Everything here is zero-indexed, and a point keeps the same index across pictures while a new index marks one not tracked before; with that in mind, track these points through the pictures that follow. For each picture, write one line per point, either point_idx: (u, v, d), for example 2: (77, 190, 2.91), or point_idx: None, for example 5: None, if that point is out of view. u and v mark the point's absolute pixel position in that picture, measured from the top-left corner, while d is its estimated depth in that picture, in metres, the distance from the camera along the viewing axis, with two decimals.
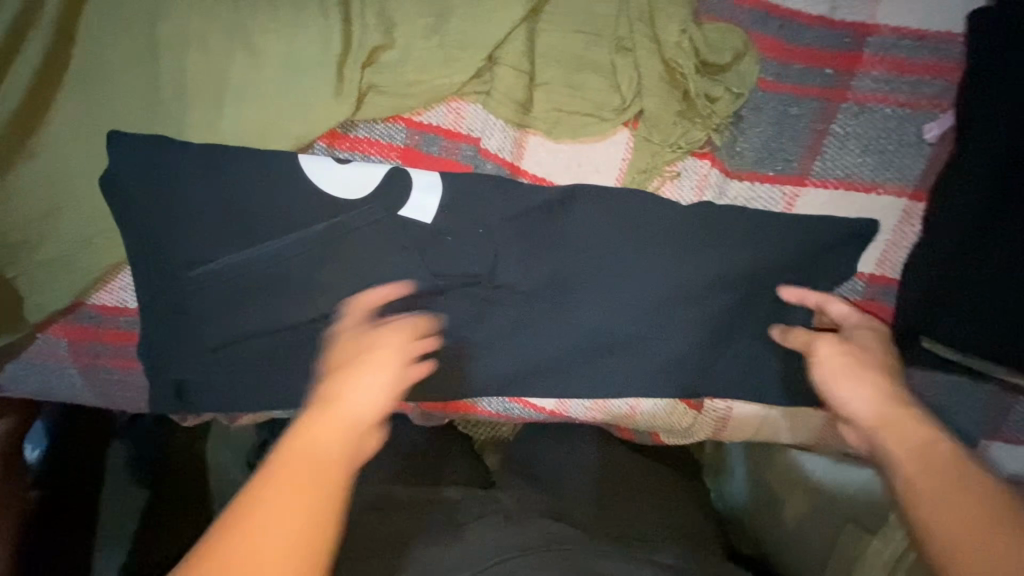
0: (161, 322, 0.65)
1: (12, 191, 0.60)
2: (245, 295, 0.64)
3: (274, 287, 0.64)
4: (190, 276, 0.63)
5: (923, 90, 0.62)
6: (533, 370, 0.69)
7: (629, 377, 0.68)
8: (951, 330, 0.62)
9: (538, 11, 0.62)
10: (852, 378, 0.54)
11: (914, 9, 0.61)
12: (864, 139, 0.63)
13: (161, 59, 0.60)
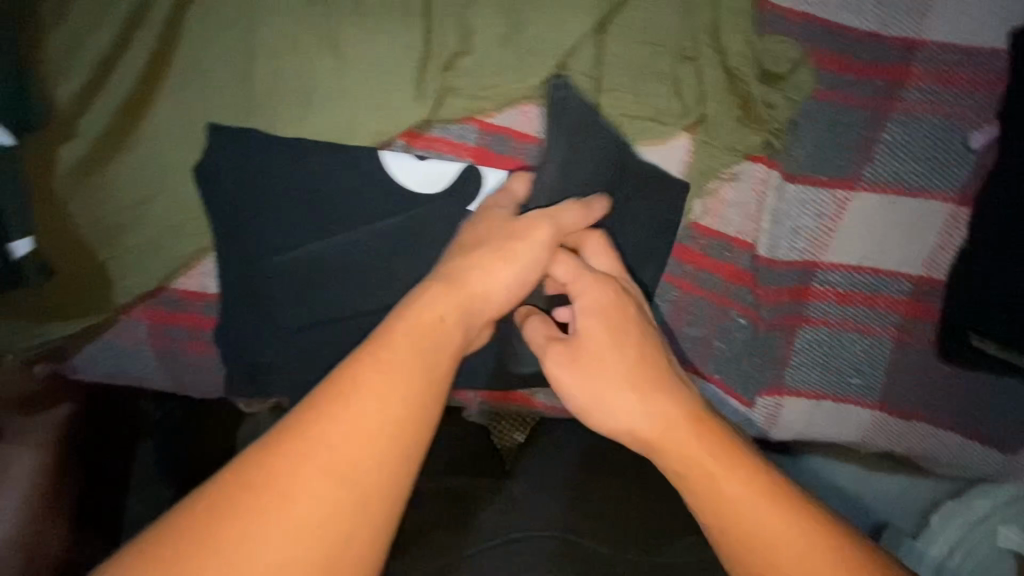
0: (240, 309, 0.68)
1: (112, 182, 0.63)
2: (324, 283, 0.68)
3: (350, 278, 0.67)
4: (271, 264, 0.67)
5: (967, 101, 0.66)
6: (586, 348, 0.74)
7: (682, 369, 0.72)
8: (998, 328, 0.65)
9: (606, 23, 0.65)
10: (594, 383, 0.52)
11: (958, 27, 0.65)
12: (913, 146, 0.67)
13: (254, 59, 0.65)
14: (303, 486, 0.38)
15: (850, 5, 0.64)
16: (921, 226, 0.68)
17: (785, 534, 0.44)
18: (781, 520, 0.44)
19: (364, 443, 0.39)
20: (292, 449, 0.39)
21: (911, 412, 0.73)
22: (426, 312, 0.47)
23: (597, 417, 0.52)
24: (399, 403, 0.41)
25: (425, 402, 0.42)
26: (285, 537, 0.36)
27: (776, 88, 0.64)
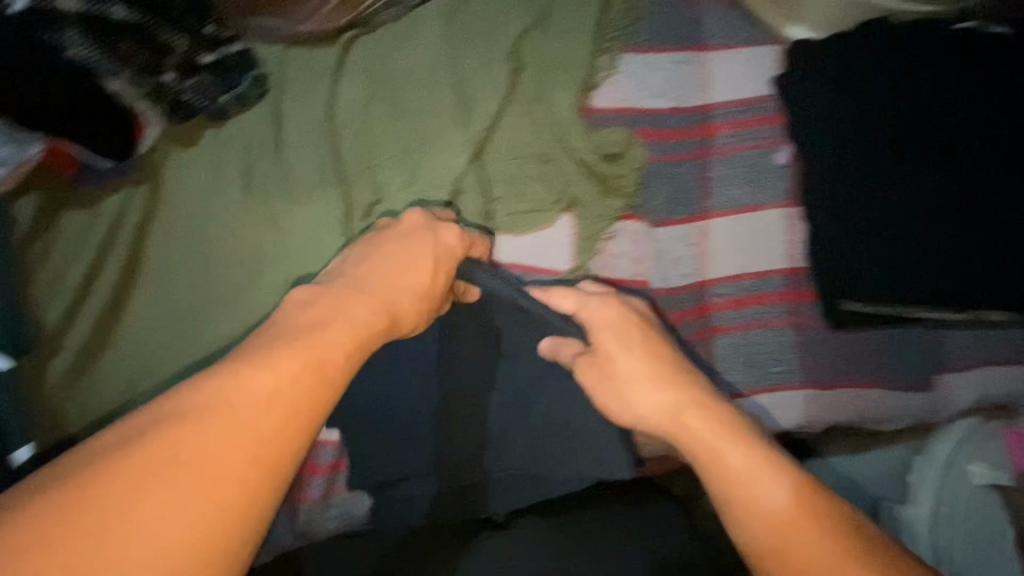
0: None
1: (104, 371, 0.76)
2: None
3: None
4: None
5: (762, 134, 0.86)
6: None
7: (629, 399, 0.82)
8: (860, 293, 0.79)
9: (480, 151, 0.85)
10: (631, 385, 0.69)
11: (734, 88, 0.87)
12: (738, 176, 0.85)
13: (210, 246, 0.79)
14: (191, 470, 0.44)
15: (651, 95, 0.86)
16: (772, 231, 0.84)
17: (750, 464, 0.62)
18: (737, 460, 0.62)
19: (264, 410, 0.49)
20: (229, 416, 0.48)
21: (833, 383, 0.84)
22: (256, 369, 0.51)
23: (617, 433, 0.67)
24: (296, 380, 0.51)
25: (279, 422, 0.49)
26: (188, 506, 0.43)
27: (619, 163, 0.84)
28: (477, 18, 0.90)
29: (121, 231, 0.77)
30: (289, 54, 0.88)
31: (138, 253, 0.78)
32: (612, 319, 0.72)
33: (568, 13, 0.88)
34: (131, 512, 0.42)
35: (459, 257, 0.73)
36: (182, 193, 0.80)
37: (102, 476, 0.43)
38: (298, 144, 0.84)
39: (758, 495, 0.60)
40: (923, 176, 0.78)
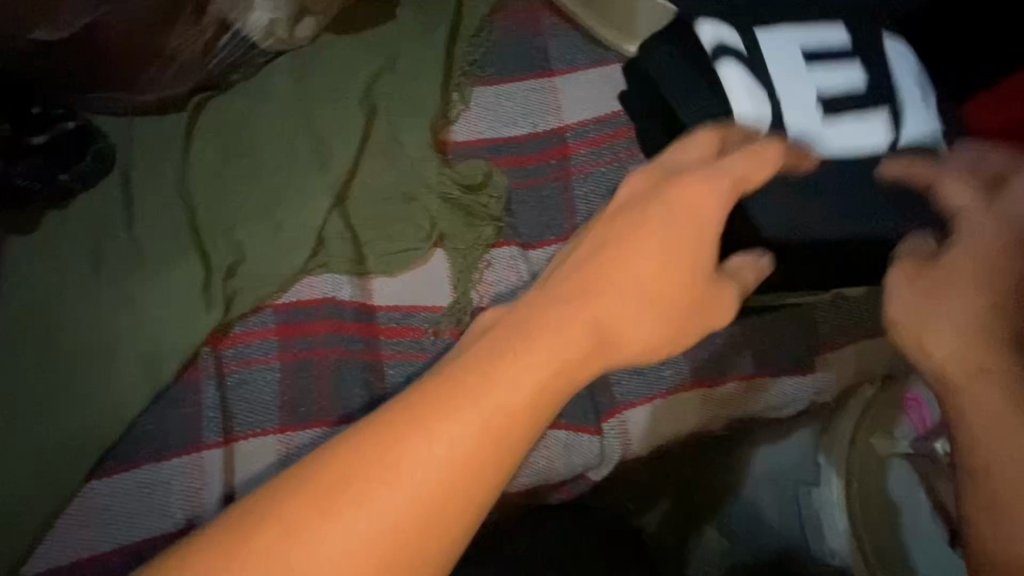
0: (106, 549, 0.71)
1: None
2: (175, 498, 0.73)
3: (204, 477, 0.74)
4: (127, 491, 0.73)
5: (619, 146, 0.87)
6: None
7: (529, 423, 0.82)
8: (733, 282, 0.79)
9: (341, 197, 0.84)
10: (948, 298, 0.52)
11: (586, 106, 0.89)
12: (602, 190, 0.86)
13: (60, 334, 0.75)
14: (334, 527, 0.39)
15: (506, 123, 0.88)
16: None
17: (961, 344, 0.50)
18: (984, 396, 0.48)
19: (452, 471, 0.40)
20: (439, 416, 0.41)
21: (724, 378, 0.85)
22: (635, 256, 0.49)
23: (969, 393, 0.49)
24: (470, 446, 0.41)
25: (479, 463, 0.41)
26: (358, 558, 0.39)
27: (484, 190, 0.84)
28: (328, 69, 0.91)
29: None
30: (136, 124, 0.87)
31: None
32: (989, 256, 0.52)
33: (416, 55, 0.90)
34: (342, 551, 0.39)
35: (733, 201, 0.51)
36: (25, 282, 0.76)
37: (278, 505, 0.40)
38: (149, 214, 0.81)
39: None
40: None
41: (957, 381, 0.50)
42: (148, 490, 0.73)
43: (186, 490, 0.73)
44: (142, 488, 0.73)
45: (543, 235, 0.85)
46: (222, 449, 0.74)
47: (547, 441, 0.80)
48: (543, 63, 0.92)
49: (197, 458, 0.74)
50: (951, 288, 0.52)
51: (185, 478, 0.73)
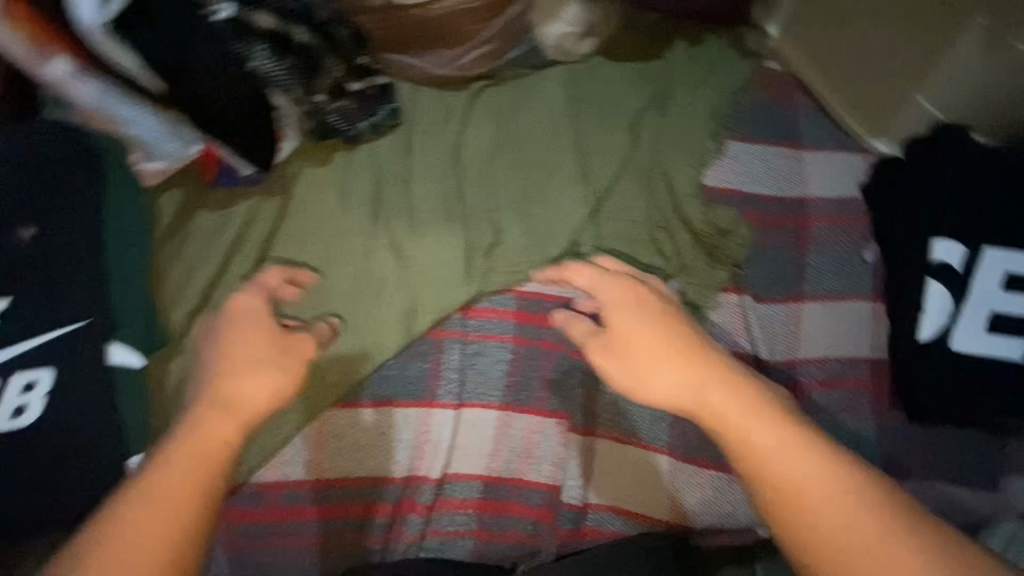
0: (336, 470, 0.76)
1: None
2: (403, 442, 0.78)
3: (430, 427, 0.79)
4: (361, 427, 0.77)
5: (852, 231, 0.93)
6: (613, 434, 0.84)
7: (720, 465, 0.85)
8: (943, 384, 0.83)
9: (597, 208, 0.89)
10: None
11: (829, 186, 0.95)
12: (832, 267, 0.91)
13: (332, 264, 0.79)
14: (246, 384, 0.56)
15: (758, 181, 0.93)
16: (857, 321, 0.90)
17: (776, 437, 0.53)
18: (768, 435, 0.53)
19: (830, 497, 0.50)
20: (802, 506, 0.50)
21: (914, 473, 0.85)
22: (713, 398, 0.57)
23: (713, 408, 0.56)
24: (176, 481, 0.48)
25: (197, 485, 0.49)
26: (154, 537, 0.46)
27: (731, 238, 0.88)
28: (600, 88, 0.96)
29: (250, 238, 0.76)
30: (418, 91, 0.92)
31: (262, 262, 0.76)
32: None
33: (685, 96, 0.96)
34: (160, 509, 0.47)
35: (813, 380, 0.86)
36: (310, 208, 0.81)
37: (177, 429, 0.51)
38: (426, 178, 0.87)
39: (848, 538, 0.48)
40: None
41: None
42: (382, 432, 0.77)
43: (410, 438, 0.78)
44: (375, 429, 0.77)
45: (771, 292, 0.89)
46: (453, 412, 0.80)
47: (734, 487, 0.84)
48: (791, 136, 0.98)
49: (428, 414, 0.79)
50: None
51: (414, 428, 0.78)
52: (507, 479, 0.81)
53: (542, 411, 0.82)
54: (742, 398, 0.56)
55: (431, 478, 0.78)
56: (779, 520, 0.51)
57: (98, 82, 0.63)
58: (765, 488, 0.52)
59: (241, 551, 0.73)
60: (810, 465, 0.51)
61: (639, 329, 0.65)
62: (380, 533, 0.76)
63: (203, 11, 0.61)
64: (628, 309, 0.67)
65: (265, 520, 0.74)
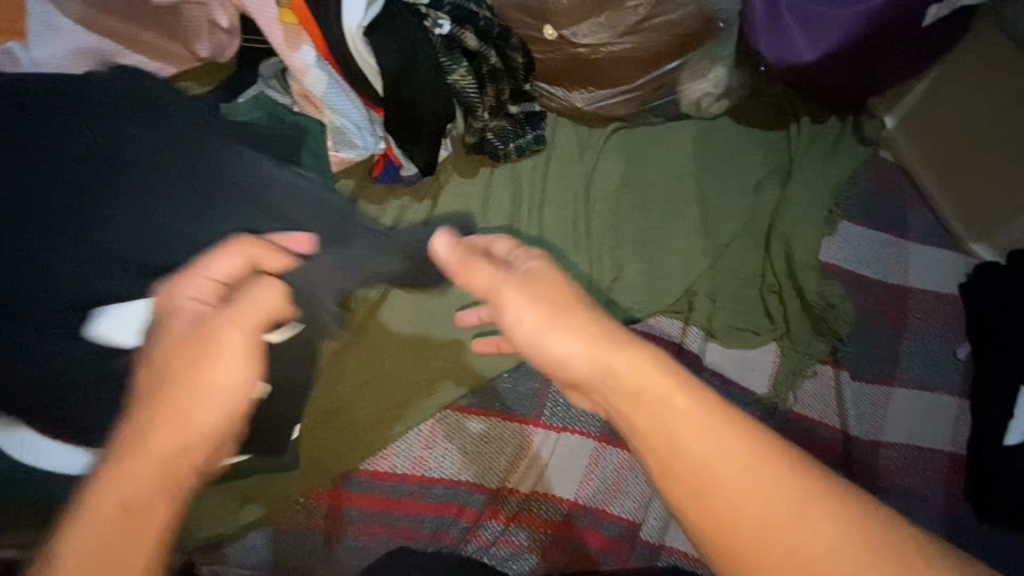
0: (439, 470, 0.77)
1: (344, 368, 0.74)
2: (507, 455, 0.79)
3: (537, 447, 0.80)
4: (468, 431, 0.78)
5: (944, 327, 0.97)
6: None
7: None
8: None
9: (714, 262, 0.93)
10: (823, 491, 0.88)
11: (930, 279, 0.99)
12: (923, 357, 0.95)
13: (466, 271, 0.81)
14: (207, 406, 0.39)
15: (863, 263, 0.97)
16: (942, 414, 0.94)
17: (722, 455, 0.35)
18: (707, 450, 0.36)
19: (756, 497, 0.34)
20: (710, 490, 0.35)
21: None
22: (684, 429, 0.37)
23: (655, 413, 0.38)
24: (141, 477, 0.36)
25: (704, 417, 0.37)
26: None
27: (839, 312, 0.91)
28: (727, 149, 1.01)
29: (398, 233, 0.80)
30: (560, 123, 0.96)
31: None
32: None
33: (807, 172, 1.00)
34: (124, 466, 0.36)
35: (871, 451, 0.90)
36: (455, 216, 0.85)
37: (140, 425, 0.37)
38: (558, 205, 0.91)
39: (821, 546, 0.33)
40: None
41: None
42: (486, 441, 0.78)
43: (512, 452, 0.79)
44: (480, 437, 0.79)
45: (864, 370, 0.93)
46: (554, 434, 0.81)
47: None
48: (898, 225, 1.02)
49: (531, 431, 0.80)
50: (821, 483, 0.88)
51: (516, 442, 0.80)
52: (591, 508, 0.81)
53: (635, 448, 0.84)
54: (655, 367, 0.39)
55: (521, 492, 0.79)
56: (711, 529, 0.35)
57: (328, 72, 0.66)
58: (645, 437, 0.38)
59: (335, 536, 0.72)
60: (707, 425, 0.36)
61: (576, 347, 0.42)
62: (463, 537, 0.75)
63: (428, 23, 0.67)
64: (529, 278, 0.46)
65: (361, 507, 0.73)
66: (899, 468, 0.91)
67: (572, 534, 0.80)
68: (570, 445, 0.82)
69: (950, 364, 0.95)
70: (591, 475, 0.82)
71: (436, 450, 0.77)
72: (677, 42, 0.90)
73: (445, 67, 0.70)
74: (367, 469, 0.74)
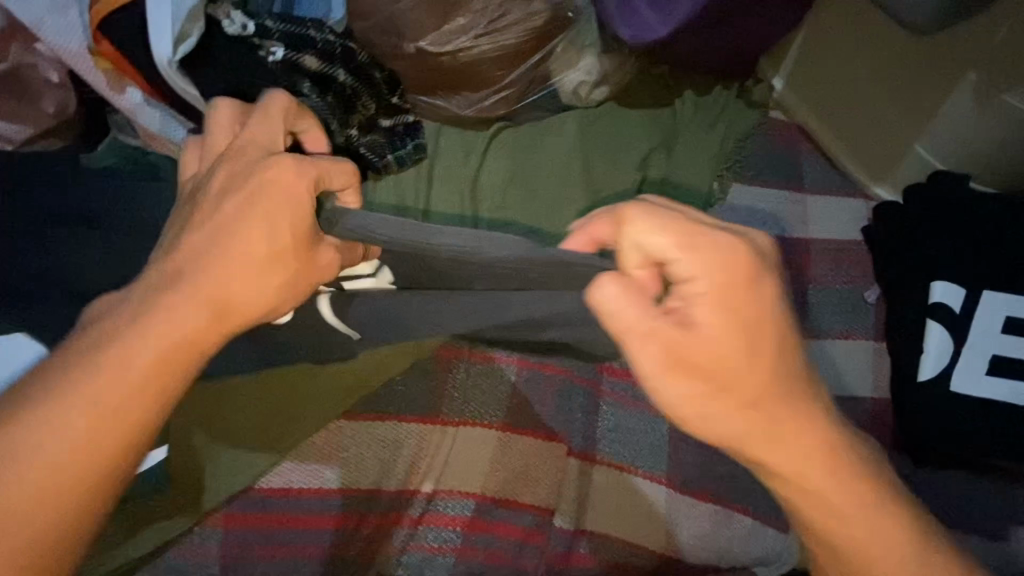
0: (338, 478, 0.79)
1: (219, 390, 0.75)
2: (405, 457, 0.81)
3: (437, 443, 0.82)
4: (366, 436, 0.81)
5: (847, 272, 0.97)
6: (610, 461, 0.86)
7: (718, 494, 0.86)
8: (951, 430, 0.81)
9: None
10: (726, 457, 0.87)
11: (829, 228, 0.99)
12: (830, 305, 0.95)
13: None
14: (250, 279, 0.49)
15: (754, 223, 1.00)
16: (858, 359, 0.93)
17: (843, 490, 0.47)
18: (830, 485, 0.47)
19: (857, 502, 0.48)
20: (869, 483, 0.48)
21: None
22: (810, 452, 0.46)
23: (770, 449, 0.46)
24: (110, 403, 0.43)
25: (813, 453, 0.46)
26: (78, 437, 0.42)
27: None
28: (612, 133, 1.04)
29: None
30: (444, 130, 1.00)
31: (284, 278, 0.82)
32: (729, 506, 0.85)
33: (689, 146, 1.03)
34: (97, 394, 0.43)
35: None
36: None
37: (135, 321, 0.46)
38: (443, 209, 0.95)
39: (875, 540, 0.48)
40: None
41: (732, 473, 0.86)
42: (383, 444, 0.81)
43: (409, 454, 0.81)
44: (379, 441, 0.81)
45: None
46: (454, 429, 0.83)
47: (733, 521, 0.85)
48: (791, 182, 1.03)
49: (431, 429, 0.82)
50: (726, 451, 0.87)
51: (415, 443, 0.81)
52: (502, 501, 0.82)
53: (542, 433, 0.85)
54: (794, 410, 0.46)
55: (423, 492, 0.80)
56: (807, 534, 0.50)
57: (156, 108, 0.70)
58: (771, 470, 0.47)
59: (232, 561, 0.74)
60: (818, 464, 0.47)
61: (713, 339, 0.43)
62: (370, 544, 0.77)
63: (262, 53, 0.71)
64: (740, 282, 0.43)
65: (258, 528, 0.76)
66: None
67: (484, 529, 0.80)
68: (470, 437, 0.83)
69: (859, 308, 0.95)
70: (499, 464, 0.83)
71: (333, 461, 0.79)
72: (535, 35, 0.93)
73: (292, 91, 0.73)
74: (265, 486, 0.77)
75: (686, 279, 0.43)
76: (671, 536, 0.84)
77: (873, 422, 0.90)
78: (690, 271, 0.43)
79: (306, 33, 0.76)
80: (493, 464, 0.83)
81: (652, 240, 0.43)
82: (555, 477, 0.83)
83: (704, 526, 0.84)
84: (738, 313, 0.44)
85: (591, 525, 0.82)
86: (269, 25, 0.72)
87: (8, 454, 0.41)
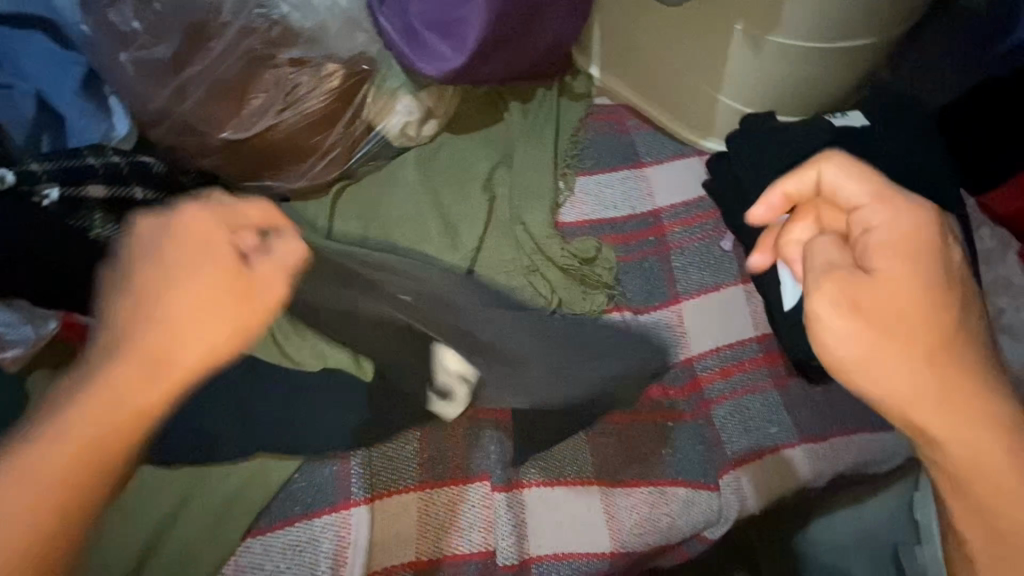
0: None
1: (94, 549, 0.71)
2: (326, 554, 0.76)
3: (353, 529, 0.78)
4: (278, 547, 0.76)
5: (704, 228, 1.02)
6: (538, 480, 0.85)
7: (646, 473, 0.87)
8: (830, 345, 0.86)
9: (471, 270, 0.95)
10: (639, 439, 0.89)
11: (675, 192, 1.04)
12: (698, 267, 0.99)
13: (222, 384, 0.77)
14: (194, 333, 0.49)
15: (609, 207, 1.03)
16: (737, 305, 0.97)
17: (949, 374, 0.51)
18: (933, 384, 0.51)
19: (925, 401, 0.51)
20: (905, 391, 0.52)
21: (826, 434, 0.90)
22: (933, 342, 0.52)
23: (878, 359, 0.52)
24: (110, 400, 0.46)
25: (931, 360, 0.51)
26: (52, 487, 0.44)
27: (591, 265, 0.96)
28: (452, 162, 1.03)
29: None
30: (283, 208, 0.96)
31: None
32: (659, 484, 0.87)
33: (528, 152, 1.05)
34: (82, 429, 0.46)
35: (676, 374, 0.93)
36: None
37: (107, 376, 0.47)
38: None
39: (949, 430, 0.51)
40: (924, 184, 0.90)
41: (651, 452, 0.89)
42: (300, 550, 0.76)
43: (329, 550, 0.76)
44: (294, 548, 0.76)
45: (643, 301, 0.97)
46: (368, 506, 0.79)
47: (667, 497, 0.86)
48: (631, 159, 1.07)
49: (345, 516, 0.78)
50: (634, 438, 0.89)
51: (333, 536, 0.77)
52: (439, 561, 0.79)
53: (461, 478, 0.83)
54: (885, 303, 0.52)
55: None
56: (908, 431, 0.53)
57: None
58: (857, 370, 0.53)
59: None
60: (890, 361, 0.51)
61: (906, 282, 0.52)
62: None
63: (33, 200, 0.69)
64: (900, 260, 0.53)
65: None
66: (712, 376, 0.93)
67: None
68: (389, 510, 0.80)
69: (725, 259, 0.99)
70: (428, 523, 0.80)
71: None
72: (337, 94, 0.92)
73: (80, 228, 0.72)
74: None
75: (875, 222, 0.57)
76: (617, 530, 0.84)
77: (765, 360, 0.94)
78: (878, 219, 0.57)
79: (81, 163, 0.73)
80: (421, 527, 0.80)
81: (844, 183, 0.60)
82: (485, 517, 0.82)
83: (644, 509, 0.85)
84: (904, 246, 0.54)
85: (535, 549, 0.82)
86: (35, 169, 0.70)
87: (39, 436, 0.45)
